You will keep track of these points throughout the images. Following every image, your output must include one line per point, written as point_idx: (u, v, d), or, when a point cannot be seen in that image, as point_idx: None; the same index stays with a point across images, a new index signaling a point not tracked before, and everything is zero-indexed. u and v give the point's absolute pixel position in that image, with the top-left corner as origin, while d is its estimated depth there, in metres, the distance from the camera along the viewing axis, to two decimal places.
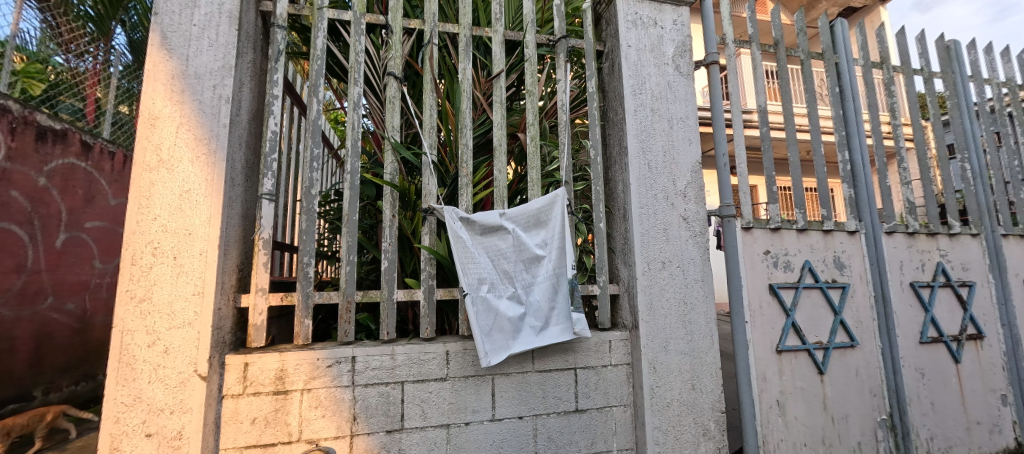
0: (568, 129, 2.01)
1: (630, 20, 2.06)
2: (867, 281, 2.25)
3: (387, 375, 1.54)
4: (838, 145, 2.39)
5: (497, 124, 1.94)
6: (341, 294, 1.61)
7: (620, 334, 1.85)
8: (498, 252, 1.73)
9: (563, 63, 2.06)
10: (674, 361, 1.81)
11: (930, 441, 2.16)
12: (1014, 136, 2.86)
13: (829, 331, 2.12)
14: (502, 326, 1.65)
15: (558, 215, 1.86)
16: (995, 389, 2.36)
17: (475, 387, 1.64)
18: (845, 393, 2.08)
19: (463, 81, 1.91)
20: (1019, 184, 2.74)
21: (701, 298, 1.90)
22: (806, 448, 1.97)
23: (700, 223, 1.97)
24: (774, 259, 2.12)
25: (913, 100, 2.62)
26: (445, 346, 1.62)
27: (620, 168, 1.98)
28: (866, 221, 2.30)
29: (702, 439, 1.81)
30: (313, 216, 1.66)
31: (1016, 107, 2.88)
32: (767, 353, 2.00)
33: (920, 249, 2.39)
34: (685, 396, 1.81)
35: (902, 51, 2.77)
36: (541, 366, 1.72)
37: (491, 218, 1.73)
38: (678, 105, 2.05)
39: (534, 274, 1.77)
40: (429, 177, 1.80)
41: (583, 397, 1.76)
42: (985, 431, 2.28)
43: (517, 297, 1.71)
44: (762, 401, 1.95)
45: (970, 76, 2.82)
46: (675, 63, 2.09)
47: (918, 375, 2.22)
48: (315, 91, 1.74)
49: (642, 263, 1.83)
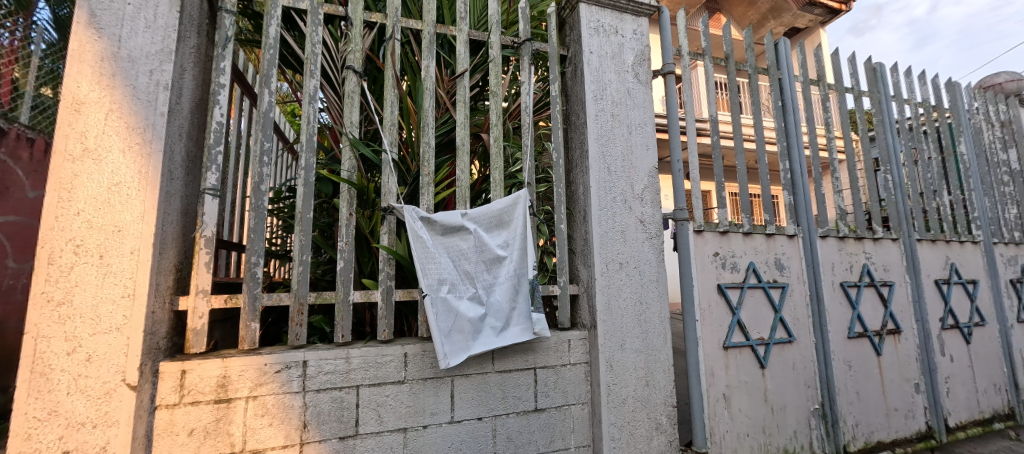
0: (531, 131, 2.03)
1: (593, 27, 2.11)
2: (803, 280, 2.43)
3: (341, 379, 1.49)
4: (779, 155, 2.58)
5: (460, 124, 1.92)
6: (292, 296, 1.54)
7: (579, 334, 1.89)
8: (459, 252, 1.72)
9: (527, 66, 2.09)
10: (630, 359, 1.88)
11: (856, 427, 2.37)
12: (928, 151, 3.19)
13: (770, 327, 2.27)
14: (463, 327, 1.63)
15: (520, 216, 1.87)
16: (910, 379, 2.62)
17: (433, 389, 1.61)
18: (783, 385, 2.23)
19: (426, 78, 1.88)
20: (931, 195, 3.06)
21: (656, 298, 1.98)
22: (749, 438, 2.10)
23: (655, 225, 2.05)
24: (722, 261, 2.25)
25: (844, 116, 2.87)
26: (403, 348, 1.59)
27: (581, 171, 2.03)
28: (803, 226, 2.49)
29: (655, 433, 1.88)
30: (262, 213, 1.57)
31: (930, 126, 3.21)
32: (715, 350, 2.11)
33: (849, 253, 2.61)
34: (640, 392, 1.88)
35: (837, 70, 3.02)
36: (501, 366, 1.72)
37: (452, 219, 1.71)
38: (637, 111, 2.13)
39: (495, 274, 1.77)
40: (389, 175, 1.76)
41: (542, 397, 1.78)
42: (901, 416, 2.53)
43: (478, 298, 1.71)
44: (710, 395, 2.05)
45: (892, 96, 3.12)
46: (634, 71, 2.17)
47: (846, 367, 2.43)
48: (267, 81, 1.65)
49: (601, 264, 1.88)
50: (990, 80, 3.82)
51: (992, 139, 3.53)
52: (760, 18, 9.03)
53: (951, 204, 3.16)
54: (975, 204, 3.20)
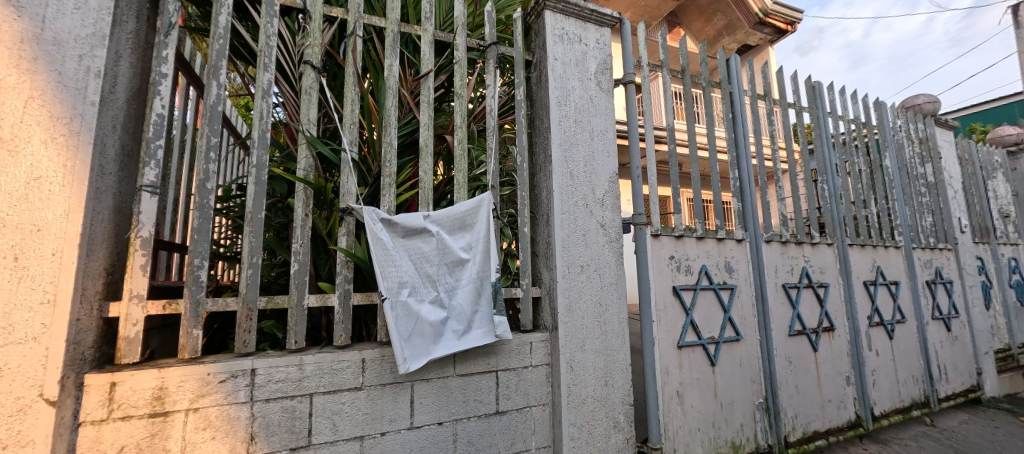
0: (496, 134, 2.04)
1: (557, 34, 2.15)
2: (750, 282, 2.59)
3: (293, 388, 1.42)
4: (730, 164, 2.73)
5: (424, 124, 1.90)
6: (240, 301, 1.45)
7: (541, 335, 1.91)
8: (421, 255, 1.69)
9: (492, 70, 2.10)
10: (590, 360, 1.92)
11: (795, 418, 2.55)
12: (859, 164, 3.50)
13: (720, 327, 2.40)
14: (423, 331, 1.61)
15: (483, 219, 1.87)
16: (842, 372, 2.85)
17: (392, 395, 1.57)
18: (731, 381, 2.37)
19: (389, 77, 1.84)
20: (861, 204, 3.35)
21: (615, 300, 2.04)
22: (700, 433, 2.21)
23: (615, 230, 2.12)
24: (677, 264, 2.35)
25: (787, 129, 3.09)
26: (361, 353, 1.54)
27: (544, 175, 2.05)
28: (750, 231, 2.65)
29: (612, 431, 1.94)
30: (208, 213, 1.48)
31: (861, 141, 3.52)
32: (669, 349, 2.20)
33: (790, 256, 2.82)
34: (599, 392, 1.92)
35: (782, 87, 3.25)
36: (463, 370, 1.71)
37: (414, 221, 1.68)
38: (599, 118, 2.19)
39: (457, 277, 1.76)
40: (349, 175, 1.71)
41: (503, 399, 1.79)
42: (835, 407, 2.75)
43: (440, 301, 1.69)
44: (665, 393, 2.14)
45: (829, 112, 3.39)
46: (597, 79, 2.23)
47: (787, 363, 2.60)
48: (216, 72, 1.56)
49: (563, 267, 1.91)
50: (911, 101, 4.25)
51: (912, 155, 3.91)
52: (715, 33, 9.53)
53: (878, 212, 3.48)
54: (898, 212, 3.54)
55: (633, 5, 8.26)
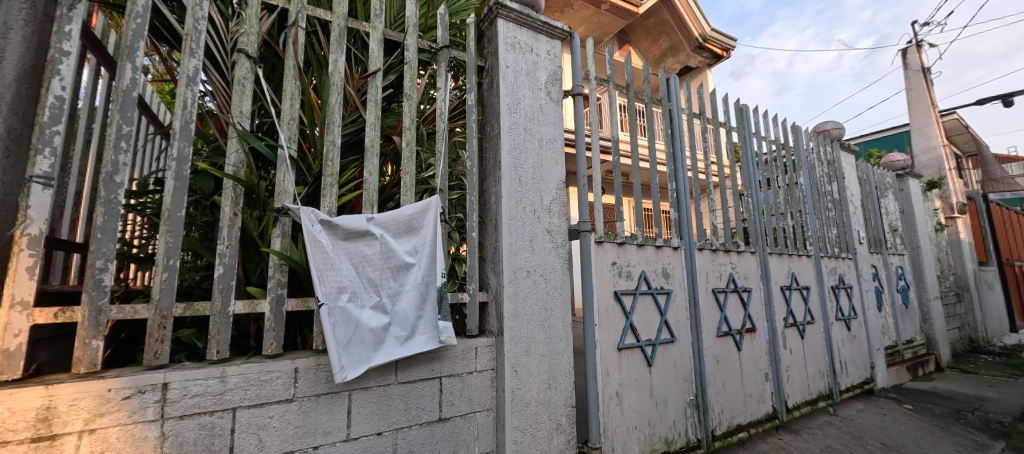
0: (446, 138, 2.03)
1: (509, 42, 2.19)
2: (684, 287, 2.78)
3: (214, 401, 1.31)
4: (669, 176, 2.92)
5: (370, 124, 1.84)
6: (152, 308, 1.31)
7: (486, 340, 1.91)
8: (363, 258, 1.63)
9: (444, 73, 2.09)
10: (533, 363, 1.95)
11: (721, 413, 2.76)
12: (779, 180, 3.88)
13: (656, 330, 2.55)
14: (363, 338, 1.54)
15: (430, 223, 1.85)
16: (762, 370, 3.13)
17: (327, 406, 1.50)
18: (666, 381, 2.51)
19: (333, 73, 1.77)
20: (779, 216, 3.73)
21: (559, 305, 2.10)
22: (636, 431, 2.32)
23: (561, 236, 2.18)
24: (619, 269, 2.46)
25: (719, 146, 3.35)
26: (293, 362, 1.45)
27: (493, 180, 2.07)
28: (685, 239, 2.84)
29: (555, 433, 1.98)
30: (116, 209, 1.32)
31: (780, 161, 3.91)
32: (610, 352, 2.30)
33: (719, 263, 3.06)
34: (542, 395, 1.96)
35: (715, 107, 3.54)
36: (404, 377, 1.67)
37: (357, 223, 1.61)
38: (548, 127, 2.25)
39: (402, 282, 1.71)
40: (286, 174, 1.61)
41: (447, 406, 1.76)
42: (755, 402, 3.01)
43: (381, 306, 1.63)
44: (605, 394, 2.22)
45: (755, 133, 3.74)
46: (547, 89, 2.29)
47: (715, 362, 2.81)
48: (132, 54, 1.41)
49: (509, 272, 1.93)
50: (822, 126, 4.80)
51: (821, 174, 4.42)
52: (660, 54, 10.16)
53: (793, 224, 3.88)
54: (810, 225, 3.96)
55: (586, 21, 8.62)
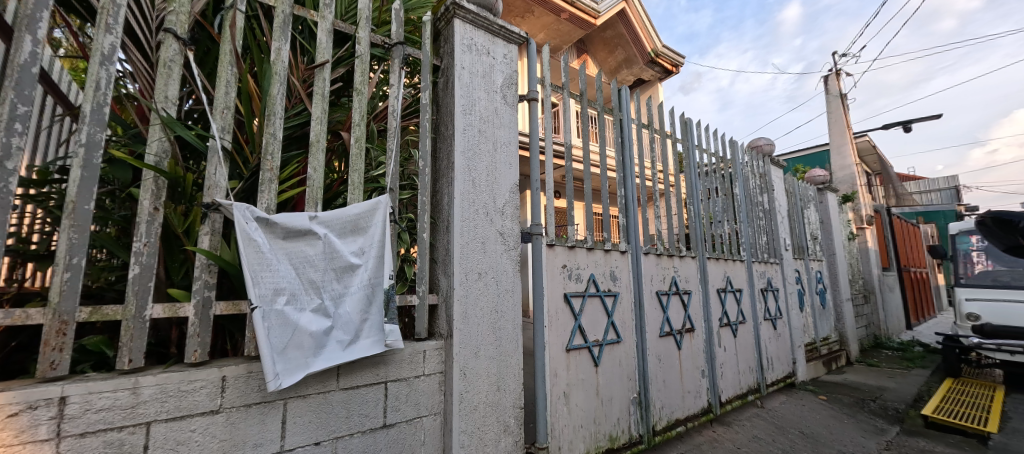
0: (398, 136, 1.98)
1: (465, 44, 2.18)
2: (630, 290, 2.90)
3: (124, 416, 1.18)
4: (618, 182, 3.05)
5: (315, 118, 1.76)
6: (49, 312, 1.16)
7: (434, 344, 1.88)
8: (304, 259, 1.53)
9: (397, 70, 2.04)
10: (483, 366, 1.95)
11: (661, 409, 2.91)
12: (718, 190, 4.17)
13: (603, 330, 2.64)
14: (301, 343, 1.45)
15: (378, 223, 1.80)
16: (699, 367, 3.34)
17: (258, 416, 1.40)
18: (611, 379, 2.61)
19: (276, 62, 1.67)
20: (717, 224, 4.00)
21: (509, 307, 2.11)
22: (582, 429, 2.38)
23: (513, 238, 2.20)
24: (569, 272, 2.52)
25: (666, 155, 3.55)
26: (221, 370, 1.35)
27: (446, 182, 2.05)
28: (632, 243, 2.98)
29: (502, 435, 1.99)
30: (5, 199, 1.16)
31: (719, 172, 4.21)
32: (559, 352, 2.35)
33: (663, 267, 3.23)
34: (490, 397, 1.96)
35: (662, 119, 3.74)
36: (347, 383, 1.60)
37: (298, 222, 1.52)
38: (503, 130, 2.27)
39: (346, 284, 1.64)
40: (217, 166, 1.50)
41: (392, 411, 1.71)
42: (692, 397, 3.21)
43: (323, 310, 1.54)
44: (552, 394, 2.27)
45: (697, 145, 4.00)
46: (502, 92, 2.31)
47: (657, 360, 2.97)
48: (32, 24, 1.24)
49: (460, 273, 1.92)
50: (757, 142, 5.22)
51: (754, 186, 4.81)
52: (616, 65, 10.58)
53: (730, 231, 4.19)
54: (744, 232, 4.29)
55: (545, 27, 8.79)
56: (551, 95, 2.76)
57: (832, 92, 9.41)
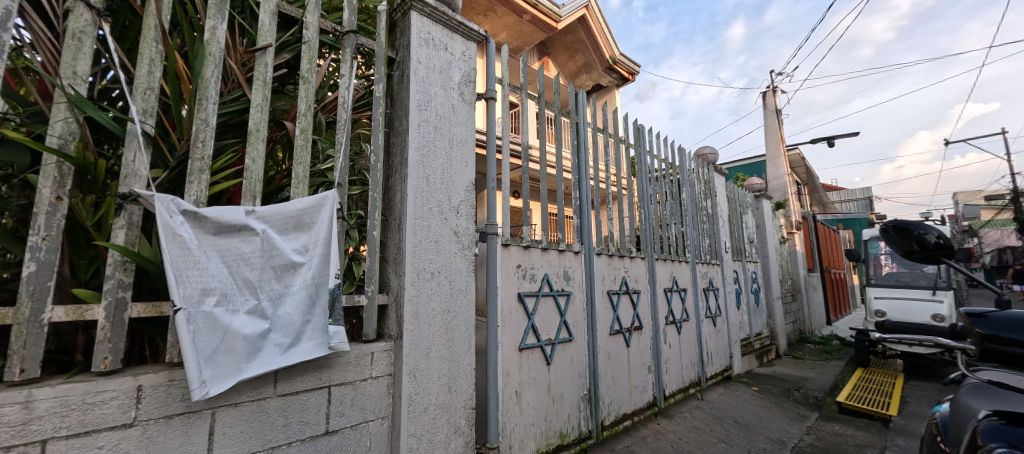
0: (347, 129, 1.89)
1: (422, 38, 2.13)
2: (583, 289, 2.98)
3: (12, 435, 1.03)
4: (574, 184, 3.11)
5: (256, 105, 1.64)
6: None
7: (383, 345, 1.82)
8: (238, 256, 1.41)
9: (349, 60, 1.95)
10: (433, 367, 1.91)
11: (610, 405, 3.01)
12: (667, 194, 4.38)
13: (556, 329, 2.68)
14: (232, 347, 1.34)
15: (324, 219, 1.71)
16: (646, 363, 3.50)
17: (181, 428, 1.28)
18: (562, 377, 2.67)
19: (210, 41, 1.54)
20: (665, 226, 4.21)
21: (462, 306, 2.09)
22: (533, 427, 2.41)
23: (468, 238, 2.17)
24: (523, 272, 2.54)
25: (619, 160, 3.67)
26: (136, 379, 1.21)
27: (399, 178, 1.99)
28: (586, 244, 3.05)
29: (453, 436, 1.96)
30: None
31: (668, 178, 4.43)
32: (511, 352, 2.36)
33: (614, 267, 3.35)
34: (441, 399, 1.93)
35: (617, 125, 3.87)
36: (286, 389, 1.51)
37: (232, 216, 1.40)
38: (460, 128, 2.24)
39: (287, 284, 1.54)
40: (138, 152, 1.35)
41: (335, 417, 1.63)
42: (639, 392, 3.35)
43: (260, 311, 1.44)
44: (504, 394, 2.27)
45: (649, 151, 4.18)
46: (460, 89, 2.28)
47: (607, 357, 3.07)
48: None
49: (411, 273, 1.87)
50: (702, 151, 5.55)
51: (700, 192, 5.11)
52: (576, 69, 10.81)
53: (677, 234, 4.41)
54: (690, 235, 4.54)
55: (508, 27, 8.80)
56: (509, 95, 2.76)
57: (769, 107, 10.23)
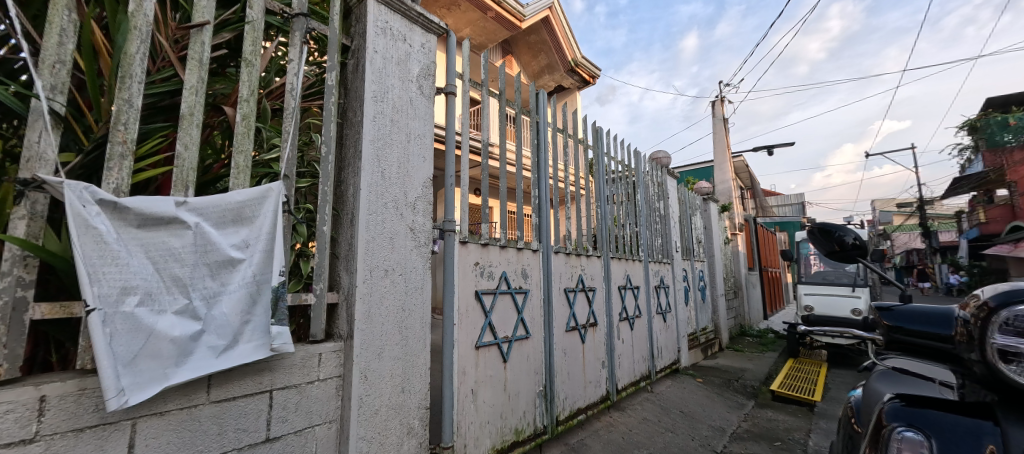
0: (296, 118, 1.79)
1: (379, 27, 2.05)
2: (540, 287, 3.02)
3: None
4: (533, 183, 3.14)
5: (190, 87, 1.50)
6: None
7: (332, 346, 1.74)
8: (167, 252, 1.29)
9: (298, 44, 1.84)
10: (386, 367, 1.86)
11: (565, 400, 3.07)
12: (622, 195, 4.53)
13: (513, 327, 2.70)
14: (157, 351, 1.22)
15: (268, 213, 1.60)
16: (600, 358, 3.61)
17: (94, 442, 1.15)
18: (519, 374, 2.68)
19: (136, 13, 1.39)
20: (620, 226, 4.35)
21: (417, 305, 2.04)
22: (489, 425, 2.41)
23: (424, 234, 2.13)
24: (481, 270, 2.52)
25: (577, 160, 3.75)
26: (39, 388, 1.08)
27: (352, 171, 1.90)
28: (544, 243, 3.09)
29: (406, 438, 1.91)
30: None
31: (624, 179, 4.59)
32: (467, 350, 2.34)
33: (571, 265, 3.41)
34: (394, 400, 1.87)
35: (576, 125, 3.94)
36: (221, 395, 1.40)
37: (160, 207, 1.28)
38: (418, 122, 2.18)
39: (224, 282, 1.43)
40: (44, 133, 1.19)
41: (278, 423, 1.54)
42: (593, 387, 3.45)
43: (192, 311, 1.32)
44: (460, 392, 2.25)
45: (606, 153, 4.30)
46: (418, 82, 2.22)
47: (563, 354, 3.13)
48: None
49: (364, 270, 1.80)
50: (657, 154, 5.81)
51: (653, 193, 5.34)
52: (539, 69, 10.91)
53: (632, 233, 4.58)
54: (643, 235, 4.73)
55: (471, 23, 8.71)
56: (470, 90, 2.72)
57: (717, 115, 10.88)
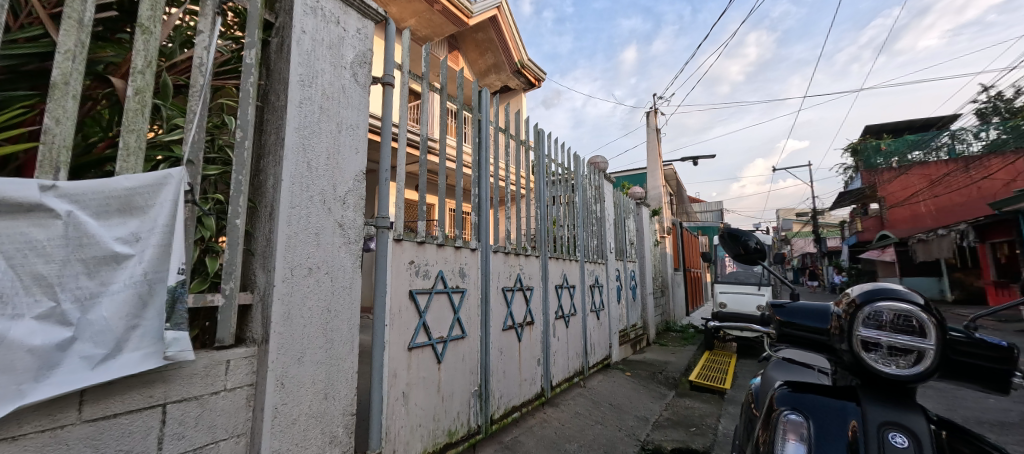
0: (205, 97, 1.59)
1: (309, 6, 1.90)
2: (478, 286, 3.00)
3: None
4: (473, 181, 3.11)
5: (66, 51, 1.27)
6: None
7: (243, 351, 1.58)
8: (28, 245, 1.08)
9: (210, 15, 1.64)
10: (307, 373, 1.73)
11: (500, 398, 3.09)
12: (562, 197, 4.66)
13: (448, 327, 2.65)
14: (10, 364, 1.02)
15: (166, 201, 1.40)
16: (535, 356, 3.68)
17: None
18: (453, 375, 2.65)
19: None
20: (558, 227, 4.47)
21: (345, 305, 1.92)
22: (421, 428, 2.35)
23: (355, 231, 2.01)
24: (416, 269, 2.45)
25: (519, 161, 3.77)
26: None
27: (273, 160, 1.74)
28: (483, 242, 3.08)
29: (327, 447, 1.80)
30: None
31: (564, 182, 4.72)
32: (399, 352, 2.25)
33: (509, 265, 3.44)
34: (315, 407, 1.75)
35: (519, 126, 3.97)
36: (96, 413, 1.20)
37: (18, 191, 1.06)
38: (350, 111, 2.06)
39: (104, 281, 1.22)
40: None
41: (172, 441, 1.36)
42: (528, 384, 3.50)
43: (59, 316, 1.12)
44: (390, 396, 2.17)
45: (548, 155, 4.39)
46: (352, 70, 2.09)
47: (499, 352, 3.14)
48: None
49: (283, 269, 1.66)
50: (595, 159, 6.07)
51: (591, 196, 5.58)
52: (486, 68, 10.89)
53: (569, 234, 4.73)
54: (580, 236, 4.90)
55: (416, 14, 8.45)
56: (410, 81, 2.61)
57: (651, 126, 11.64)
